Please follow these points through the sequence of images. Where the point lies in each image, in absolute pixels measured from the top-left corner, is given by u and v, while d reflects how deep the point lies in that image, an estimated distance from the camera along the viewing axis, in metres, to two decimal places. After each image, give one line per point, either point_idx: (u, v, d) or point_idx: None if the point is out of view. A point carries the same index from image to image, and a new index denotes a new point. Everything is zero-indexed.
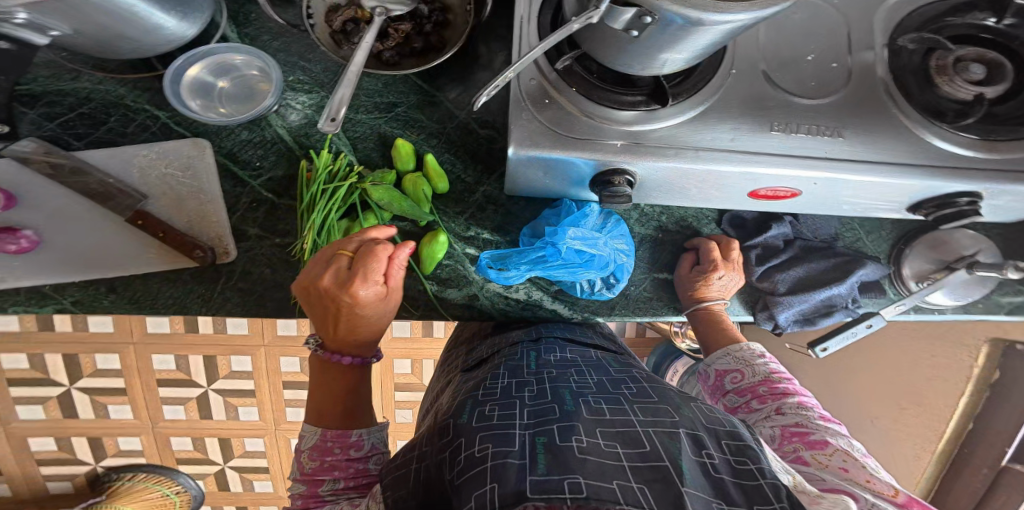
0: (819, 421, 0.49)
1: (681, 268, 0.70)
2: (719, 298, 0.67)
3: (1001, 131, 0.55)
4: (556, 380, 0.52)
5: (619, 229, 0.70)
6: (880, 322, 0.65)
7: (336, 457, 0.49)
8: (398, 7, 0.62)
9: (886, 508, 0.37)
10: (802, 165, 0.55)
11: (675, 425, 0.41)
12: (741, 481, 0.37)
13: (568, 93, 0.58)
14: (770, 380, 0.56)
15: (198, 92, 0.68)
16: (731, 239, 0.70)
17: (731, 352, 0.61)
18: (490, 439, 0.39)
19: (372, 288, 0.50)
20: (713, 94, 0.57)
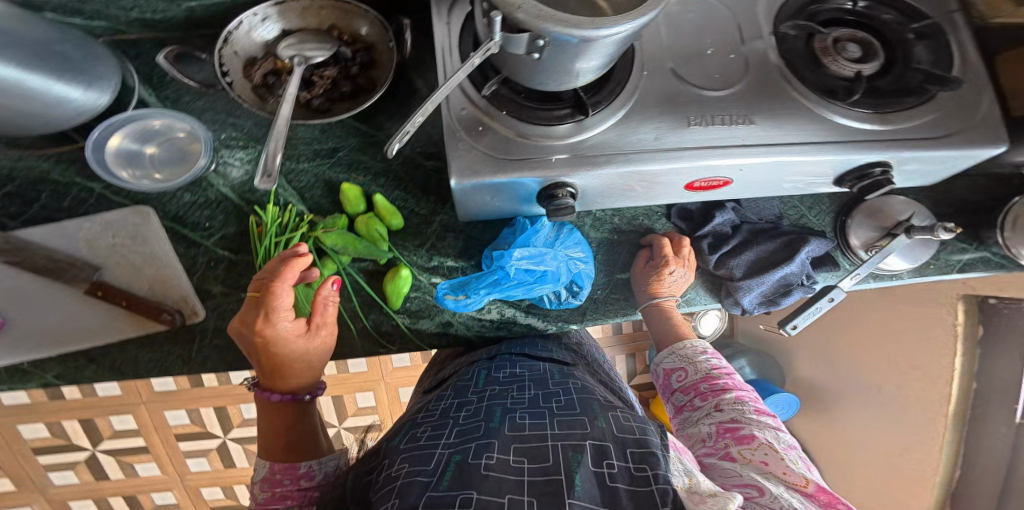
0: (752, 416, 0.55)
1: (636, 264, 0.73)
2: (669, 294, 0.71)
3: (892, 104, 0.60)
4: (495, 397, 0.60)
5: (574, 240, 0.70)
6: (840, 294, 0.69)
7: (287, 488, 0.53)
8: (317, 54, 0.69)
9: (793, 497, 0.43)
10: (719, 153, 0.59)
11: (582, 438, 0.50)
12: (635, 487, 0.44)
13: (499, 117, 0.58)
14: (710, 377, 0.63)
15: (127, 162, 0.74)
16: (682, 235, 0.72)
17: (676, 351, 0.69)
18: (411, 459, 0.47)
19: (282, 322, 0.57)
20: (631, 97, 0.60)
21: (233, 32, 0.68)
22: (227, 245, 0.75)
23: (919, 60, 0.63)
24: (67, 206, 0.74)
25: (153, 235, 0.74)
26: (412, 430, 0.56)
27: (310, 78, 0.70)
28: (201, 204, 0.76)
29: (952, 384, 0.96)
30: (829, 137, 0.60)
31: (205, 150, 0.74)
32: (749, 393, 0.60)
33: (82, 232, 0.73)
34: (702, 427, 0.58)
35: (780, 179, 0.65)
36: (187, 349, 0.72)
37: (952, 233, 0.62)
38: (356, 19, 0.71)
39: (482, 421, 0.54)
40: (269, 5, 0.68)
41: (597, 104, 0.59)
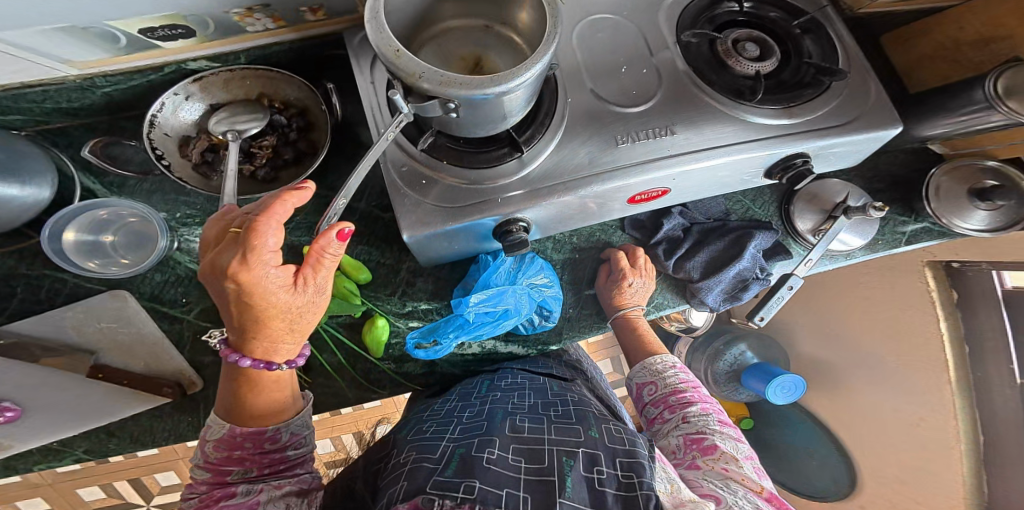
0: (715, 426, 0.65)
1: (598, 278, 0.76)
2: (634, 305, 0.74)
3: (795, 98, 0.67)
4: (497, 402, 0.65)
5: (536, 267, 0.71)
6: (798, 281, 0.73)
7: (248, 451, 0.55)
8: (252, 126, 0.71)
9: (755, 498, 0.53)
10: (653, 168, 0.64)
11: (577, 446, 0.53)
12: (621, 492, 0.48)
13: (440, 167, 0.62)
14: (677, 391, 0.71)
15: (89, 251, 0.77)
16: (636, 246, 0.75)
17: (647, 365, 0.75)
18: (417, 449, 0.52)
19: (269, 272, 0.48)
20: (560, 126, 0.64)
21: (158, 115, 0.69)
22: (208, 317, 0.79)
23: (809, 53, 0.69)
24: (44, 299, 0.78)
25: (134, 315, 0.77)
26: (419, 426, 0.61)
27: (249, 150, 0.72)
28: (173, 281, 0.79)
29: (945, 349, 0.96)
30: (751, 136, 0.66)
31: (162, 230, 0.75)
32: (712, 405, 0.69)
33: (66, 317, 0.76)
34: (671, 439, 0.66)
35: (719, 178, 0.69)
36: (196, 416, 0.76)
37: (882, 211, 0.70)
38: (282, 86, 0.73)
39: (484, 420, 0.59)
40: (189, 83, 0.69)
41: (532, 140, 0.63)
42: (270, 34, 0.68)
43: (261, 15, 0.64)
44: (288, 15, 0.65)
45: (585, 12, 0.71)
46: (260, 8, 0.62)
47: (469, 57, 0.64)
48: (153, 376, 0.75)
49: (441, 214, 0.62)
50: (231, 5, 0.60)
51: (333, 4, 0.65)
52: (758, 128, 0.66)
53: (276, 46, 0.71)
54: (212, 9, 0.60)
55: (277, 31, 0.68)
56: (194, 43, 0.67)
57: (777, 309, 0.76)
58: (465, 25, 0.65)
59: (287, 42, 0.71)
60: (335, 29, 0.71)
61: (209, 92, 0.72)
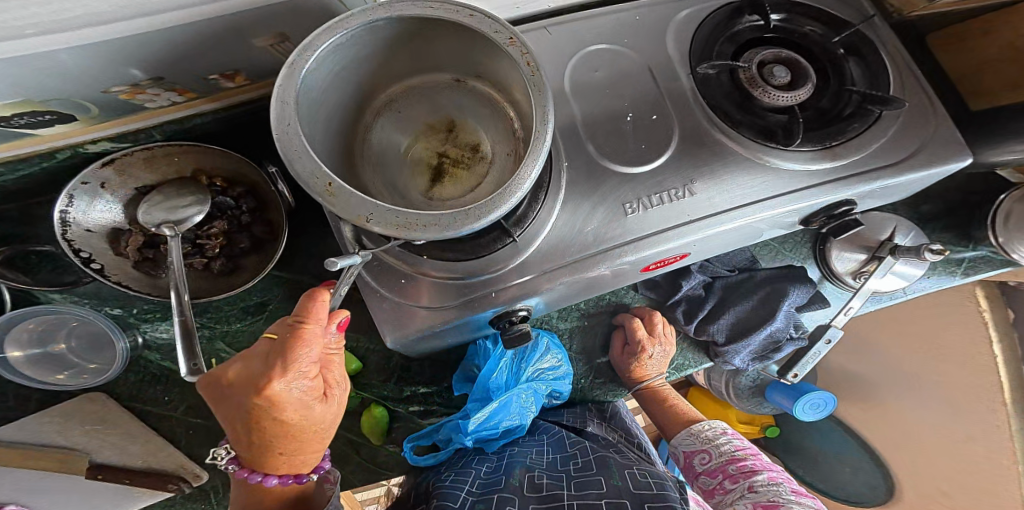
0: (790, 497, 0.56)
1: (613, 348, 0.67)
2: (656, 374, 0.66)
3: (836, 134, 0.55)
4: (514, 455, 0.61)
5: (543, 349, 0.63)
6: (837, 333, 0.65)
7: None
8: (195, 213, 0.61)
9: None
10: (675, 235, 0.54)
11: (600, 498, 0.50)
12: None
13: (416, 262, 0.54)
14: (737, 459, 0.64)
15: (54, 364, 0.69)
16: (653, 310, 0.67)
17: (694, 431, 0.69)
18: (440, 497, 0.52)
19: (299, 384, 0.39)
20: (560, 191, 0.54)
21: (69, 212, 0.57)
22: (196, 412, 0.70)
23: (854, 79, 0.58)
24: (12, 405, 0.68)
25: (117, 418, 0.68)
26: (436, 477, 0.59)
27: (196, 240, 0.63)
28: (148, 380, 0.70)
29: (999, 371, 0.82)
30: (779, 188, 0.55)
31: (113, 330, 0.66)
32: (780, 473, 0.61)
33: (45, 423, 0.67)
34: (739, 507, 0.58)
35: (749, 232, 0.58)
36: (209, 503, 0.70)
37: (940, 255, 0.58)
38: (221, 162, 0.62)
39: (503, 475, 0.56)
40: (99, 167, 0.56)
41: (526, 218, 0.53)
42: (181, 108, 0.57)
43: (157, 90, 0.52)
44: (195, 86, 0.54)
45: (580, 43, 0.58)
46: (153, 82, 0.50)
47: (439, 124, 0.55)
48: (154, 468, 0.69)
49: (427, 314, 0.55)
50: (110, 82, 0.48)
51: (253, 64, 0.54)
52: (796, 177, 0.55)
53: (195, 118, 0.59)
54: (87, 91, 0.48)
55: (189, 103, 0.56)
56: (78, 127, 0.53)
57: (811, 366, 0.67)
58: (426, 82, 0.54)
59: (208, 113, 0.59)
60: (261, 93, 0.60)
61: (129, 175, 0.60)
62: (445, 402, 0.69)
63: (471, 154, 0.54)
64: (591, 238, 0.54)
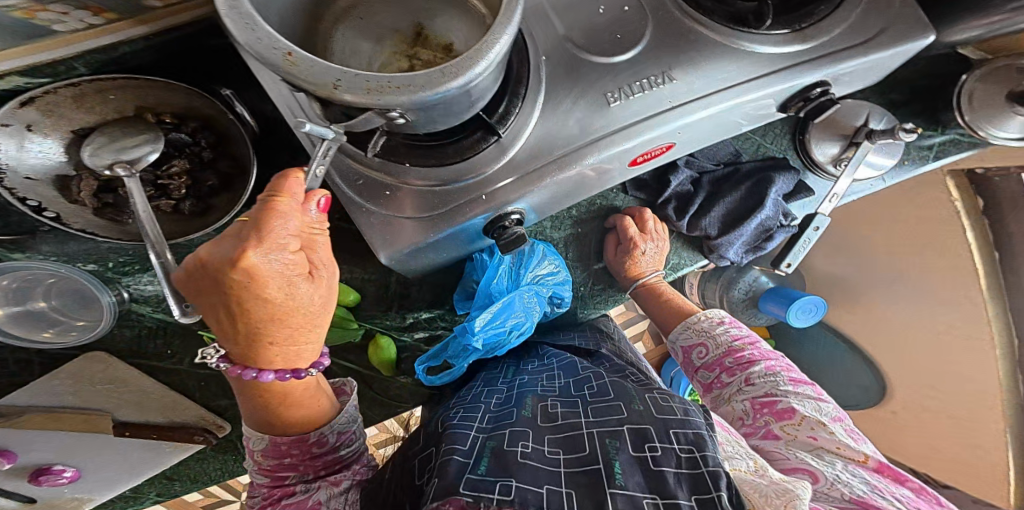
0: (787, 387, 0.61)
1: (607, 250, 0.68)
2: (652, 272, 0.68)
3: (804, 18, 0.57)
4: (524, 384, 0.61)
5: (540, 255, 0.64)
6: (824, 220, 0.67)
7: (299, 458, 0.51)
8: (148, 150, 0.59)
9: (849, 473, 0.50)
10: (658, 124, 0.55)
11: (619, 424, 0.49)
12: (682, 469, 0.43)
13: (396, 170, 0.54)
14: (734, 351, 0.67)
15: (34, 321, 0.66)
16: (644, 208, 0.67)
17: (689, 325, 0.72)
18: (450, 440, 0.48)
19: (278, 256, 0.38)
20: (541, 84, 0.55)
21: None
22: (204, 364, 0.72)
23: None
24: (16, 371, 0.66)
25: (126, 376, 0.69)
26: (445, 413, 0.59)
27: (157, 180, 0.62)
28: (145, 334, 0.69)
29: (973, 256, 0.85)
30: (752, 72, 0.56)
31: (96, 287, 0.64)
32: (779, 361, 0.65)
33: (56, 385, 0.67)
34: (738, 405, 0.63)
35: (728, 120, 0.60)
36: (237, 451, 0.76)
37: (912, 134, 0.60)
38: (170, 99, 0.60)
39: (512, 407, 0.55)
40: (18, 107, 0.51)
41: (507, 116, 0.53)
42: (100, 32, 0.51)
43: (63, 7, 0.45)
44: (112, 5, 0.48)
45: None
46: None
47: (405, 29, 0.55)
48: (178, 422, 0.73)
49: (414, 226, 0.55)
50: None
51: None
52: (767, 61, 0.57)
53: (123, 45, 0.54)
54: None
55: (112, 25, 0.52)
56: None
57: (804, 255, 0.69)
58: None
59: (137, 39, 0.54)
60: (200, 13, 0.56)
61: (60, 115, 0.55)
62: (447, 326, 0.71)
63: (443, 54, 0.54)
64: (573, 130, 0.54)
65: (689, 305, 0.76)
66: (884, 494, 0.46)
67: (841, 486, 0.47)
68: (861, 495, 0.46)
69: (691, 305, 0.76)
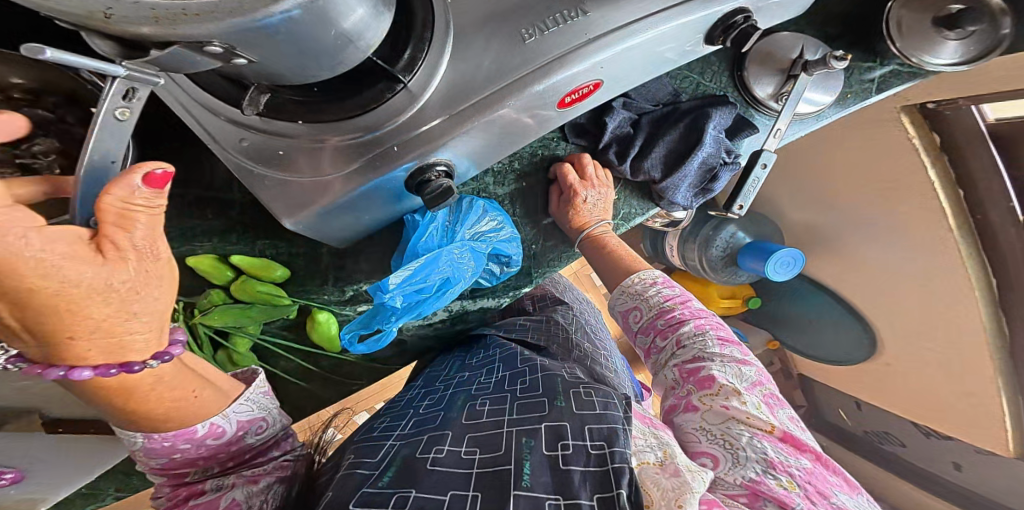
0: (713, 350, 0.58)
1: (550, 201, 0.68)
2: (597, 221, 0.67)
3: None
4: (458, 389, 0.65)
5: (479, 212, 0.62)
6: (771, 157, 0.65)
7: (192, 452, 0.48)
8: None
9: (763, 446, 0.47)
10: (580, 58, 0.54)
11: (538, 422, 0.51)
12: (590, 468, 0.44)
13: (292, 130, 0.50)
14: (664, 311, 0.64)
15: None
16: (583, 154, 0.66)
17: (624, 289, 0.68)
18: (366, 450, 0.53)
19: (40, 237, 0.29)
20: (449, 25, 0.52)
21: None
22: None
23: None
24: None
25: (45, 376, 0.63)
26: (375, 424, 0.62)
27: None
28: None
29: (939, 197, 0.83)
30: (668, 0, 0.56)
31: None
32: (709, 320, 0.63)
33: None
34: (668, 373, 0.60)
35: (656, 54, 0.59)
36: None
37: (844, 61, 0.60)
38: None
39: (438, 413, 0.59)
40: None
41: (415, 62, 0.51)
42: None
43: None
44: None
45: None
46: None
47: None
48: None
49: (342, 182, 0.52)
50: None
51: None
52: None
53: None
54: None
55: None
56: None
57: (754, 196, 0.67)
58: None
59: None
60: None
61: None
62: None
63: None
64: (489, 70, 0.53)
65: (634, 256, 0.71)
66: (776, 475, 0.44)
67: (737, 470, 0.45)
68: (752, 478, 0.44)
69: (637, 259, 0.71)
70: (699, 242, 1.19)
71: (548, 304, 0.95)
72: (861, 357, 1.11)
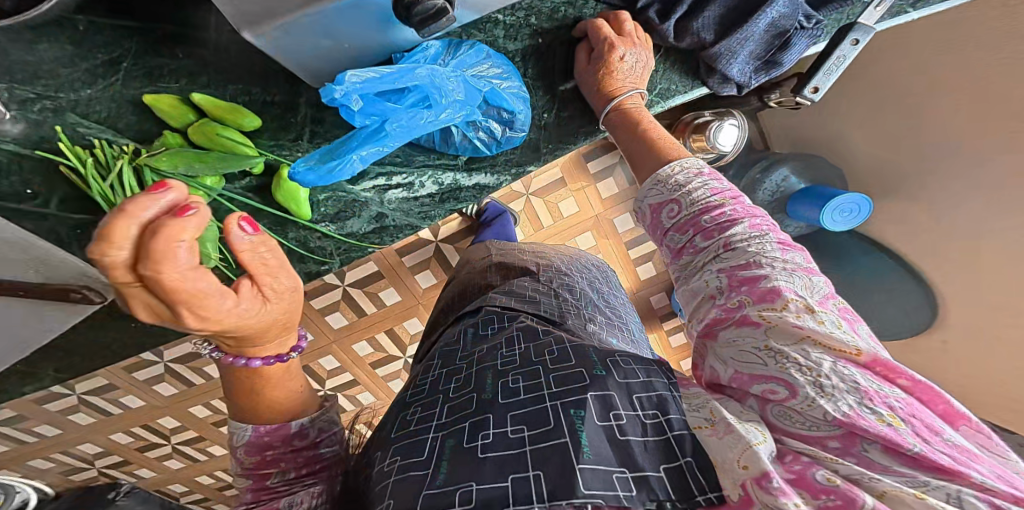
0: (774, 251, 0.43)
1: (577, 61, 0.61)
2: (631, 92, 0.59)
3: None
4: (482, 356, 0.54)
5: (480, 55, 0.56)
6: (868, 35, 0.60)
7: (279, 450, 0.48)
8: None
9: (852, 375, 0.34)
10: None
11: (582, 390, 0.41)
12: (649, 439, 0.37)
13: None
14: (710, 207, 0.48)
15: None
16: (621, 12, 0.59)
17: (660, 180, 0.52)
18: (403, 449, 0.43)
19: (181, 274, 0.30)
20: None
21: None
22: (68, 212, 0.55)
23: None
24: None
25: None
26: (404, 416, 0.49)
27: None
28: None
29: None
30: None
31: None
32: (765, 219, 0.48)
33: None
34: (708, 277, 0.45)
35: None
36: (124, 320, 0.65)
37: None
38: None
39: (471, 390, 0.47)
40: None
41: None
42: None
43: None
44: None
45: None
46: None
47: None
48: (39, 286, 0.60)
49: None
50: None
51: None
52: None
53: None
54: None
55: None
56: None
57: (835, 78, 0.63)
58: None
59: None
60: None
61: None
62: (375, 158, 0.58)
63: None
64: None
65: (671, 140, 0.55)
66: (875, 407, 0.32)
67: (824, 402, 0.33)
68: (845, 413, 0.32)
69: (675, 143, 0.54)
70: (743, 189, 1.06)
71: (553, 276, 0.83)
72: (925, 323, 0.98)
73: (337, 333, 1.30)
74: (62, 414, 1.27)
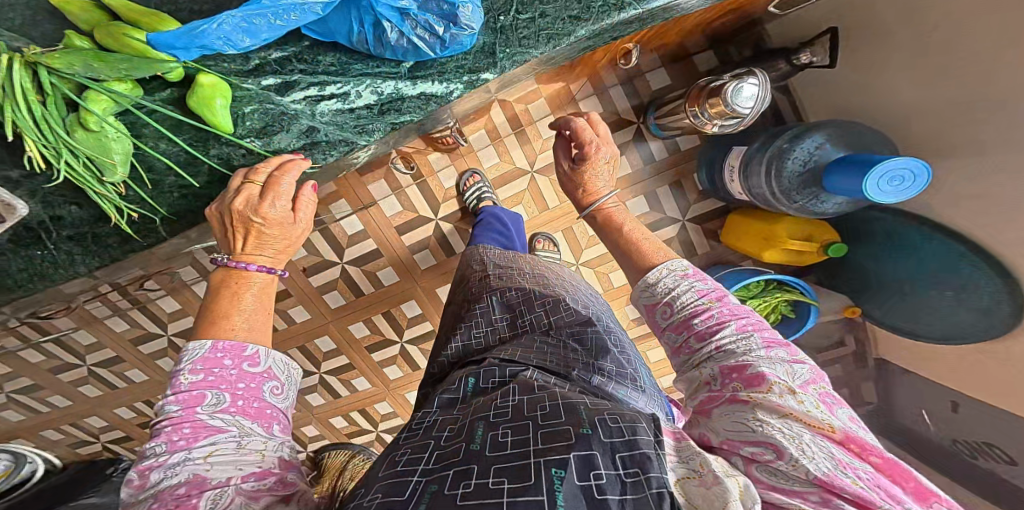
0: (759, 351, 0.47)
1: (558, 155, 0.79)
2: (607, 198, 0.74)
3: None
4: (479, 407, 0.47)
5: None
6: None
7: (225, 371, 0.43)
8: None
9: (829, 452, 0.36)
10: None
11: (569, 447, 0.37)
12: (627, 498, 0.34)
13: None
14: (700, 310, 0.54)
15: None
16: (593, 115, 0.75)
17: (649, 284, 0.59)
18: (387, 488, 0.37)
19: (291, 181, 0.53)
20: None
21: None
22: None
23: None
24: None
25: None
26: (393, 455, 0.44)
27: None
28: None
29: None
30: None
31: None
32: (749, 319, 0.52)
33: None
34: (704, 369, 0.49)
35: None
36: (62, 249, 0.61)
37: None
38: None
39: (461, 441, 0.41)
40: None
41: None
42: None
43: None
44: None
45: None
46: None
47: None
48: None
49: None
50: None
51: None
52: None
53: None
54: None
55: None
56: None
57: None
58: None
59: None
60: None
61: None
62: (308, 69, 0.61)
63: None
64: None
65: (658, 250, 0.64)
66: (848, 471, 0.35)
67: (805, 462, 0.35)
68: (824, 471, 0.34)
69: (665, 251, 0.64)
70: (768, 161, 0.91)
71: (553, 304, 0.68)
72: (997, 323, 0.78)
73: (334, 313, 1.25)
74: (72, 384, 1.27)
